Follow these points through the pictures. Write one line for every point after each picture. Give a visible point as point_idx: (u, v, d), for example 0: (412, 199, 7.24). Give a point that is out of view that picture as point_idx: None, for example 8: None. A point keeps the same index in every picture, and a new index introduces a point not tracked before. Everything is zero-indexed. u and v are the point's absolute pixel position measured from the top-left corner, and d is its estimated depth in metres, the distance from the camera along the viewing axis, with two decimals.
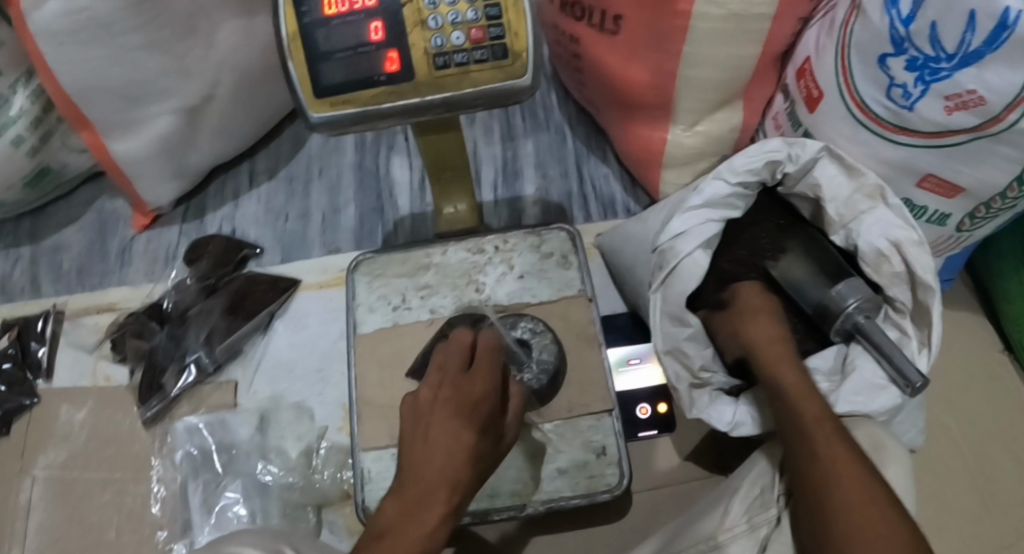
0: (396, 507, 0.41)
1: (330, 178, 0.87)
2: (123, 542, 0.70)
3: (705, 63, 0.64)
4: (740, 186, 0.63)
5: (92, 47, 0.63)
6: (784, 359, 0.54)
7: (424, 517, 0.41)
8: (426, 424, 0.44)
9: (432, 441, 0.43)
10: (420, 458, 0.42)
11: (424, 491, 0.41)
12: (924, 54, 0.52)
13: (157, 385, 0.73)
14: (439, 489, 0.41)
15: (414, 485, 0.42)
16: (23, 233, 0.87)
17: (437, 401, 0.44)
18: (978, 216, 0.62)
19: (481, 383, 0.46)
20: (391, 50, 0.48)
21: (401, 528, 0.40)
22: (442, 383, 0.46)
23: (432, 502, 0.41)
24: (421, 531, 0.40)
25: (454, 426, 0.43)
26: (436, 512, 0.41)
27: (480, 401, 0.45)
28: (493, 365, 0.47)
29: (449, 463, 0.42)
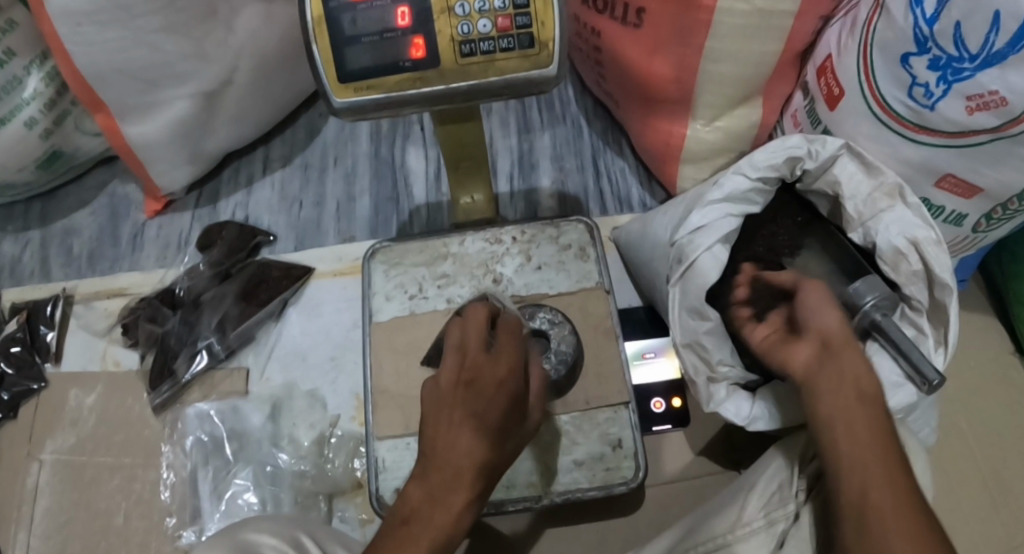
0: (419, 494, 0.42)
1: (345, 166, 0.86)
2: (132, 527, 0.70)
3: (727, 58, 0.64)
4: (759, 182, 0.64)
5: (111, 29, 0.63)
6: (854, 355, 0.48)
7: (443, 508, 0.41)
8: (449, 408, 0.43)
9: (454, 428, 0.42)
10: (442, 443, 0.42)
11: (444, 480, 0.42)
12: (946, 54, 0.52)
13: (169, 371, 0.73)
14: (459, 478, 0.42)
15: (435, 475, 0.42)
16: (33, 216, 0.86)
17: (462, 384, 0.44)
18: (995, 217, 0.62)
19: (501, 366, 0.45)
20: (417, 36, 0.48)
21: (424, 521, 0.41)
22: (466, 364, 0.45)
23: (453, 492, 0.42)
24: (444, 524, 0.41)
25: (474, 412, 0.43)
26: (457, 501, 0.42)
27: (503, 384, 0.44)
28: (513, 344, 0.46)
29: (468, 454, 0.42)
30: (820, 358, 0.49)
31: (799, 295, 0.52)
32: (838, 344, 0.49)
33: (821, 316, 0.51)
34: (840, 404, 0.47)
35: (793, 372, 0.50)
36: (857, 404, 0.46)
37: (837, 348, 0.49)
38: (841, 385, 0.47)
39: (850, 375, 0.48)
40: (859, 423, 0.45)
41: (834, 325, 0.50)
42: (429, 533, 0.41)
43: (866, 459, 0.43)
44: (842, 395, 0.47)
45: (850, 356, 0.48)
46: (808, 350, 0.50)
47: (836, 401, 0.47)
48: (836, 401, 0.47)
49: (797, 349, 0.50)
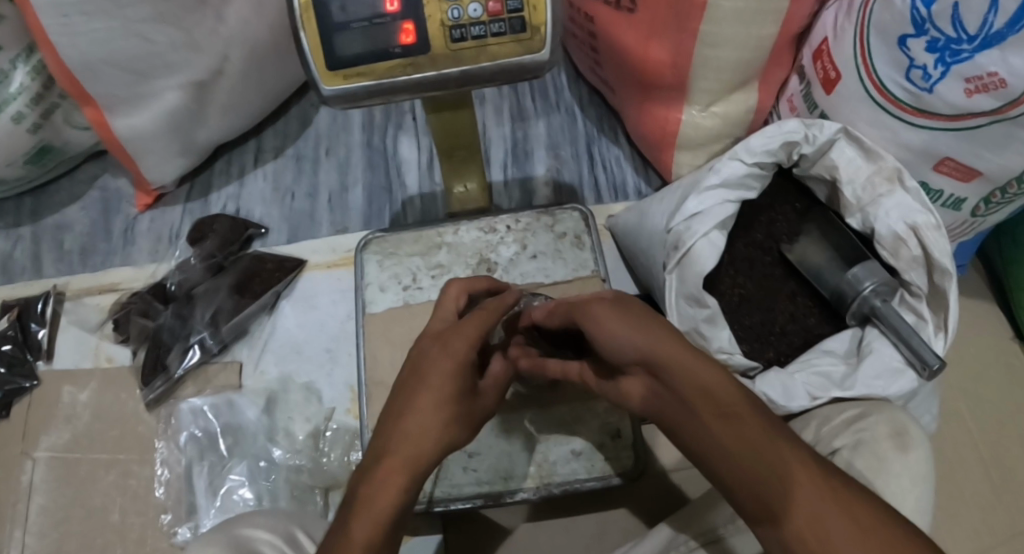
0: (363, 472, 0.42)
1: (338, 157, 0.85)
2: (128, 524, 0.69)
3: (724, 43, 0.63)
4: (756, 167, 0.63)
5: (97, 19, 0.62)
6: (682, 371, 0.39)
7: (383, 487, 0.40)
8: (410, 381, 0.45)
9: (410, 398, 0.43)
10: (396, 415, 0.43)
11: (385, 453, 0.42)
12: (944, 36, 0.51)
13: (162, 366, 0.73)
14: (402, 447, 0.41)
15: (382, 450, 0.42)
16: (23, 211, 0.85)
17: (418, 357, 0.46)
18: (993, 201, 0.61)
19: (461, 339, 0.46)
20: (407, 21, 0.47)
21: (364, 496, 0.40)
22: (430, 334, 0.48)
23: (397, 468, 0.41)
24: (379, 506, 0.39)
25: (421, 384, 0.44)
26: (398, 479, 0.40)
27: (455, 355, 0.45)
28: (480, 320, 0.48)
29: (418, 424, 0.42)
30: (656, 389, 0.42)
31: (596, 328, 0.44)
32: (668, 357, 0.40)
33: (627, 333, 0.42)
34: (724, 436, 0.37)
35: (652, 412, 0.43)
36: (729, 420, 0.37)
37: (665, 361, 0.40)
38: (696, 408, 0.38)
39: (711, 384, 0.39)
40: (759, 439, 0.36)
41: (641, 337, 0.42)
42: (369, 509, 0.39)
43: (782, 494, 0.35)
44: (709, 415, 0.38)
45: (685, 360, 0.40)
46: (642, 386, 0.43)
47: (727, 435, 0.37)
48: (717, 432, 0.37)
49: (633, 387, 0.44)
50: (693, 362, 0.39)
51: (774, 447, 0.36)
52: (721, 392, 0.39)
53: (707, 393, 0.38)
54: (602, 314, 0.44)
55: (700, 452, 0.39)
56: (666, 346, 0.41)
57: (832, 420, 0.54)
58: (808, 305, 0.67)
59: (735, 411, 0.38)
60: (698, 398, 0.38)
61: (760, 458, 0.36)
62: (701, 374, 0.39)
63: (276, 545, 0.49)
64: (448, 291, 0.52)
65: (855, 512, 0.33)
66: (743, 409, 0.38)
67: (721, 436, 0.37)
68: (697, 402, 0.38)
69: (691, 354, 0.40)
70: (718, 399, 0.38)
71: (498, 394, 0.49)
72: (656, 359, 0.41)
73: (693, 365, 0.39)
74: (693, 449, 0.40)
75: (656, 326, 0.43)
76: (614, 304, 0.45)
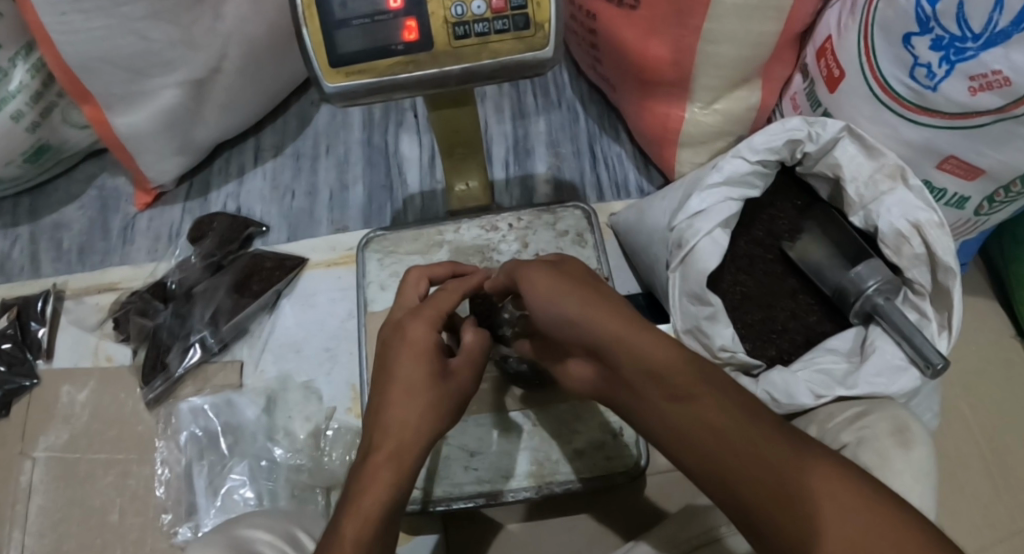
0: (355, 469, 0.43)
1: (338, 155, 0.85)
2: (127, 524, 0.69)
3: (726, 40, 0.63)
4: (759, 165, 0.63)
5: (95, 17, 0.62)
6: (626, 351, 0.37)
7: (372, 480, 0.41)
8: (383, 373, 0.45)
9: (384, 392, 0.44)
10: (376, 408, 0.44)
11: (373, 448, 0.43)
12: (949, 34, 0.51)
13: (162, 364, 0.72)
14: (385, 441, 0.42)
15: (370, 446, 0.43)
16: (22, 210, 0.85)
17: (385, 350, 0.46)
18: (997, 199, 0.61)
19: (419, 322, 0.46)
20: (409, 19, 0.47)
21: (355, 491, 0.41)
22: (392, 322, 0.48)
23: (383, 461, 0.42)
24: (370, 499, 0.40)
25: (390, 376, 0.44)
26: (386, 470, 0.41)
27: (414, 340, 0.45)
28: (439, 300, 0.47)
29: (396, 417, 0.43)
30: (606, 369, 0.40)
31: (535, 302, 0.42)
32: (610, 330, 0.38)
33: (567, 306, 0.40)
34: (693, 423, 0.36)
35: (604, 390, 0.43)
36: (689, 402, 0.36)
37: (604, 339, 0.38)
38: (656, 390, 0.37)
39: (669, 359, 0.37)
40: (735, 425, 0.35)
41: (581, 312, 0.39)
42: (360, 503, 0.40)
43: (759, 479, 0.33)
44: (675, 399, 0.37)
45: (626, 336, 0.37)
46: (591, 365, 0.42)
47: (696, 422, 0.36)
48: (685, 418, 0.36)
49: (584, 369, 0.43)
50: (637, 338, 0.37)
51: (745, 431, 0.35)
52: (679, 364, 0.37)
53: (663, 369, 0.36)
54: (543, 285, 0.42)
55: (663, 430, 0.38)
56: (608, 321, 0.38)
57: (836, 418, 0.54)
58: (810, 303, 0.66)
59: (698, 392, 0.36)
60: (651, 379, 0.37)
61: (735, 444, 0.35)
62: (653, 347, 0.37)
63: (276, 544, 0.49)
64: (409, 279, 0.52)
65: (841, 495, 0.31)
66: (703, 389, 0.36)
67: (683, 418, 0.36)
68: (656, 382, 0.37)
69: (640, 325, 0.38)
70: (666, 378, 0.36)
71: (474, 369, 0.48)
72: (598, 336, 0.38)
73: (641, 343, 0.37)
74: (653, 426, 0.39)
75: (597, 297, 0.40)
76: (557, 275, 0.42)
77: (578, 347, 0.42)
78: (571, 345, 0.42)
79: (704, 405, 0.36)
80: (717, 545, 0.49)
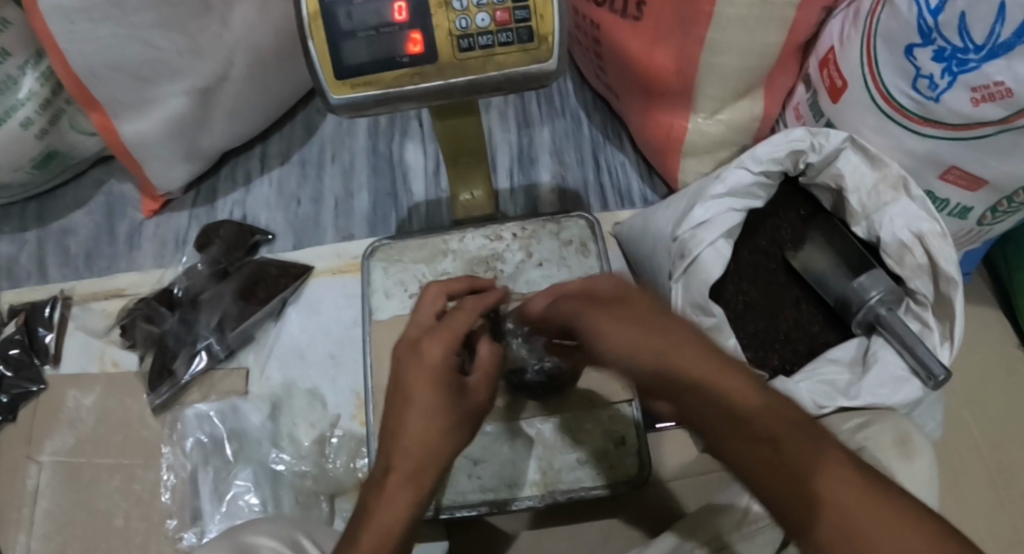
0: (371, 487, 0.44)
1: (344, 162, 0.86)
2: (132, 529, 0.70)
3: (729, 50, 0.63)
4: (763, 175, 0.63)
5: (104, 26, 0.62)
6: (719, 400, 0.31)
7: (390, 500, 0.42)
8: (400, 394, 0.44)
9: (400, 413, 0.44)
10: (393, 428, 0.44)
11: (388, 467, 0.43)
12: (951, 45, 0.51)
13: (168, 371, 0.73)
14: (403, 463, 0.43)
15: (385, 465, 0.43)
16: (29, 216, 0.85)
17: (399, 371, 0.45)
18: (1000, 210, 0.61)
19: (436, 342, 0.45)
20: (414, 31, 0.47)
21: (373, 509, 0.42)
22: (408, 339, 0.46)
23: (401, 483, 0.42)
24: (389, 522, 0.41)
25: (407, 399, 0.44)
26: (404, 493, 0.42)
27: (431, 364, 0.44)
28: (457, 322, 0.47)
29: (413, 440, 0.43)
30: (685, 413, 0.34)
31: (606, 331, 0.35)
32: (697, 374, 0.32)
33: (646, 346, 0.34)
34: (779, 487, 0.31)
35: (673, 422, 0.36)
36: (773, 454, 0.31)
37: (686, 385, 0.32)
38: (733, 440, 0.32)
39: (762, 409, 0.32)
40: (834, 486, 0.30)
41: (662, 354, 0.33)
42: (376, 525, 0.41)
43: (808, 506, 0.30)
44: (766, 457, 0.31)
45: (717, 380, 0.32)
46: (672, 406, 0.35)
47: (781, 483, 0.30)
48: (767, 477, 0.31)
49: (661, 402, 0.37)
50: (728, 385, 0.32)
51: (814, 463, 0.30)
52: (771, 415, 0.32)
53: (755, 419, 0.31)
54: (614, 318, 0.35)
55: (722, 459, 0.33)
56: (692, 365, 0.32)
57: (838, 428, 0.54)
58: (812, 313, 0.67)
59: (783, 437, 0.31)
60: (736, 432, 0.32)
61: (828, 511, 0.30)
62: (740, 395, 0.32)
63: (280, 550, 0.49)
64: (426, 294, 0.51)
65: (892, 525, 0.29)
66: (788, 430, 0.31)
67: (758, 463, 0.31)
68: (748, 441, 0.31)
69: (725, 367, 0.32)
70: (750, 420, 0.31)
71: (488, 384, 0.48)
72: (682, 382, 0.32)
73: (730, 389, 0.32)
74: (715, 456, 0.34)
75: (681, 341, 0.33)
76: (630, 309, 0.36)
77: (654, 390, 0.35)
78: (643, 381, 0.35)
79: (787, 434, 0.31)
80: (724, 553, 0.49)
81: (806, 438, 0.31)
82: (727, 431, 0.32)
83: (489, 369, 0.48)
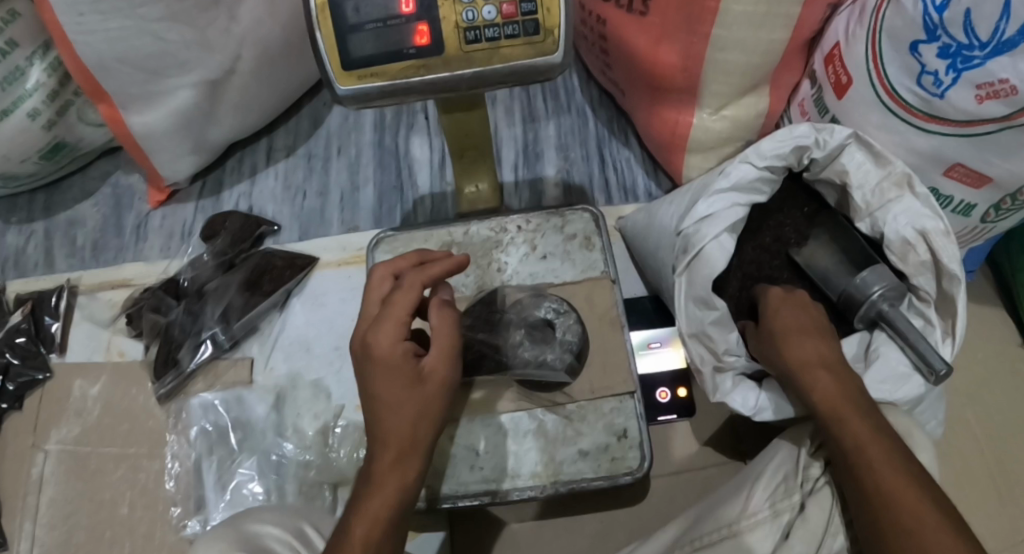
0: (361, 476, 0.48)
1: (350, 156, 0.86)
2: (136, 518, 0.70)
3: (735, 47, 0.64)
4: (766, 170, 0.63)
5: (113, 18, 0.63)
6: (855, 420, 0.49)
7: (377, 490, 0.46)
8: (366, 391, 0.47)
9: (370, 409, 0.47)
10: (371, 423, 0.48)
11: (375, 456, 0.47)
12: (956, 42, 0.51)
13: (173, 361, 0.73)
14: (384, 452, 0.47)
15: (373, 454, 0.48)
16: (37, 207, 0.86)
17: (360, 370, 0.48)
18: (1004, 207, 0.61)
19: (385, 333, 0.47)
20: (421, 23, 0.47)
21: (363, 497, 0.47)
22: (363, 334, 0.49)
23: (386, 470, 0.47)
24: (378, 509, 0.46)
25: (373, 396, 0.47)
26: (391, 480, 0.46)
27: (386, 359, 0.47)
28: (400, 302, 0.48)
29: (387, 431, 0.47)
30: (835, 399, 0.51)
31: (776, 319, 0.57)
32: (830, 398, 0.51)
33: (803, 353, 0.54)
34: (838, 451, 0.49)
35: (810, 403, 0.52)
36: (849, 439, 0.48)
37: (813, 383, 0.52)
38: (852, 428, 0.49)
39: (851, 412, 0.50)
40: (876, 457, 0.47)
41: (815, 368, 0.53)
42: (368, 510, 0.45)
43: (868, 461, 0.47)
44: (833, 438, 0.50)
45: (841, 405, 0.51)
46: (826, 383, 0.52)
47: (835, 452, 0.49)
48: (833, 446, 0.49)
49: (821, 380, 0.52)
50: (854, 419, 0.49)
51: (883, 454, 0.47)
52: (848, 413, 0.50)
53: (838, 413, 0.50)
54: (789, 323, 0.56)
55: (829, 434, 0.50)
56: (830, 391, 0.51)
57: None
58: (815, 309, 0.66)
59: (871, 443, 0.47)
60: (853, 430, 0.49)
61: (859, 476, 0.46)
62: (830, 400, 0.51)
63: (284, 541, 0.50)
64: (374, 277, 0.51)
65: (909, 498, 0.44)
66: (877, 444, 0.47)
67: (854, 441, 0.48)
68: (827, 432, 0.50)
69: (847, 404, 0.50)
70: (862, 437, 0.48)
71: (443, 354, 0.49)
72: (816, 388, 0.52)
73: (857, 426, 0.49)
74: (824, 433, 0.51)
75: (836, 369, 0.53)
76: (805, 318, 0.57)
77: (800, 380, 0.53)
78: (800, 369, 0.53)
79: (876, 441, 0.47)
80: (738, 537, 0.49)
81: (883, 447, 0.47)
82: (847, 428, 0.49)
83: (438, 343, 0.49)
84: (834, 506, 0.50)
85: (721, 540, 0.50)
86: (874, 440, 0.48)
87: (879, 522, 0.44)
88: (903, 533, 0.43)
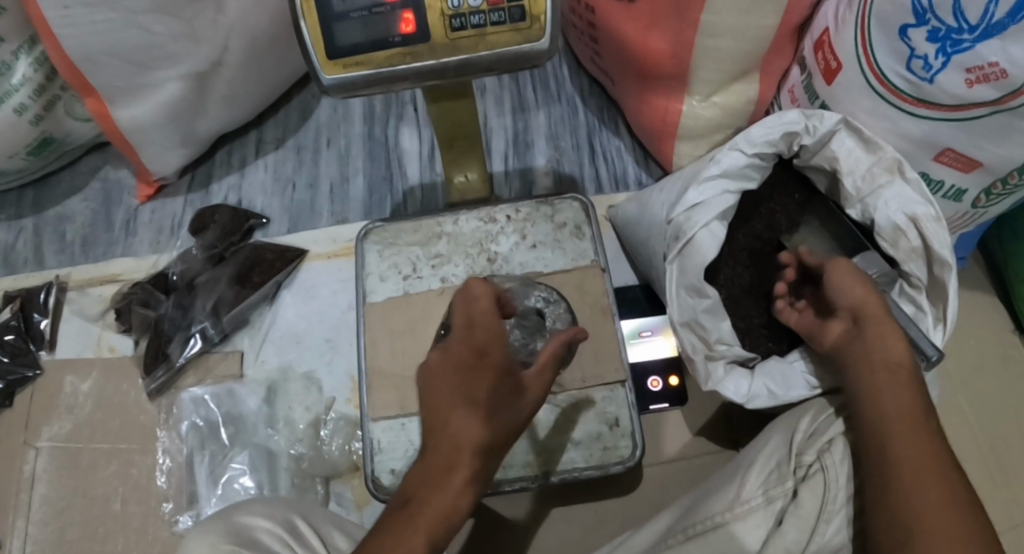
0: (413, 486, 0.39)
1: (340, 147, 0.86)
2: (129, 513, 0.70)
3: (724, 33, 0.63)
4: (757, 157, 0.63)
5: (99, 10, 0.62)
6: (906, 389, 0.49)
7: (432, 501, 0.38)
8: (459, 393, 0.40)
9: (454, 408, 0.40)
10: (448, 427, 0.39)
11: (446, 466, 0.38)
12: (946, 26, 0.51)
13: (163, 355, 0.73)
14: (462, 463, 0.38)
15: (437, 463, 0.39)
16: (25, 203, 0.85)
17: (456, 367, 0.41)
18: (995, 192, 0.61)
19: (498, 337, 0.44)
20: (406, 11, 0.47)
21: (414, 504, 0.38)
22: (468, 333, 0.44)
23: (438, 482, 0.38)
24: (436, 517, 0.37)
25: (471, 396, 0.40)
26: (456, 496, 0.38)
27: (488, 357, 0.42)
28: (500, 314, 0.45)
29: (471, 441, 0.39)
30: (902, 374, 0.50)
31: (854, 286, 0.55)
32: (895, 367, 0.50)
33: (883, 330, 0.52)
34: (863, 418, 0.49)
35: (874, 363, 0.51)
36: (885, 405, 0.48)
37: (887, 352, 0.51)
38: (904, 395, 0.48)
39: (884, 405, 0.48)
40: (900, 432, 0.46)
41: (893, 340, 0.52)
42: (424, 519, 0.37)
43: (900, 432, 0.46)
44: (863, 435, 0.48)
45: (905, 385, 0.49)
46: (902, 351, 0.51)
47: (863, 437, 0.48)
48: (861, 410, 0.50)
49: (895, 348, 0.51)
50: (904, 395, 0.48)
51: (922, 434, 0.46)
52: (904, 387, 0.49)
53: (881, 404, 0.48)
54: (869, 297, 0.55)
55: (881, 399, 0.49)
56: (889, 362, 0.51)
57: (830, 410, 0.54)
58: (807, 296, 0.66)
59: (908, 418, 0.47)
60: (912, 404, 0.48)
61: (885, 442, 0.47)
62: (894, 381, 0.49)
63: (275, 532, 0.49)
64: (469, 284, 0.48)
65: (926, 473, 0.44)
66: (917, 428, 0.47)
67: (894, 411, 0.48)
68: (869, 392, 0.50)
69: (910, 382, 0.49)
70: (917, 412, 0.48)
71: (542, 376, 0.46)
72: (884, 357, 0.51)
73: (907, 397, 0.48)
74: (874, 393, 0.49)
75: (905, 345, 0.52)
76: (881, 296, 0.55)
77: (875, 346, 0.52)
78: (876, 340, 0.52)
79: (910, 413, 0.47)
80: (730, 525, 0.49)
81: (914, 424, 0.47)
82: (908, 399, 0.48)
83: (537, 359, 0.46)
84: (827, 491, 0.49)
85: (712, 529, 0.49)
86: (915, 417, 0.47)
87: (891, 500, 0.44)
88: (912, 508, 0.43)
